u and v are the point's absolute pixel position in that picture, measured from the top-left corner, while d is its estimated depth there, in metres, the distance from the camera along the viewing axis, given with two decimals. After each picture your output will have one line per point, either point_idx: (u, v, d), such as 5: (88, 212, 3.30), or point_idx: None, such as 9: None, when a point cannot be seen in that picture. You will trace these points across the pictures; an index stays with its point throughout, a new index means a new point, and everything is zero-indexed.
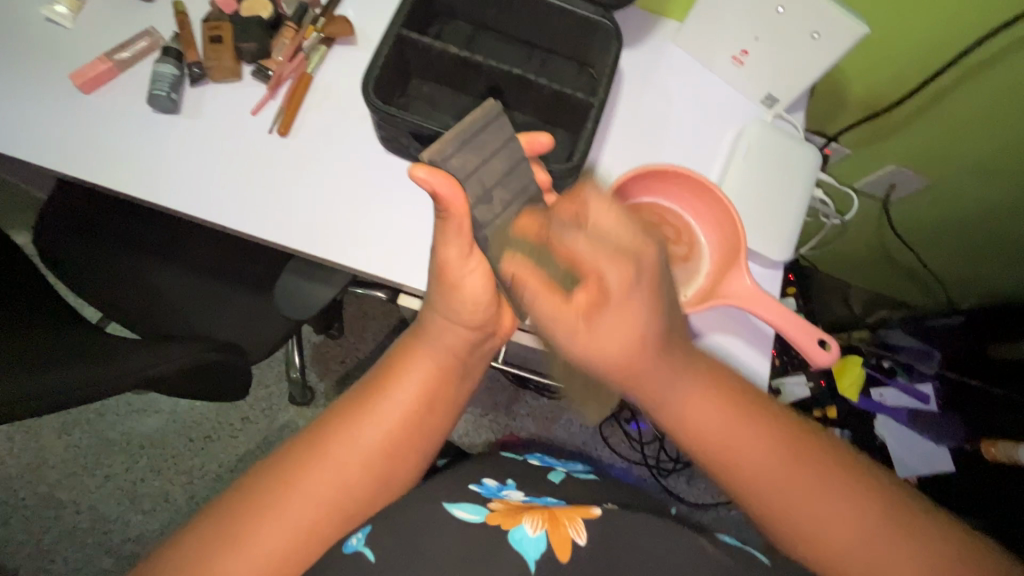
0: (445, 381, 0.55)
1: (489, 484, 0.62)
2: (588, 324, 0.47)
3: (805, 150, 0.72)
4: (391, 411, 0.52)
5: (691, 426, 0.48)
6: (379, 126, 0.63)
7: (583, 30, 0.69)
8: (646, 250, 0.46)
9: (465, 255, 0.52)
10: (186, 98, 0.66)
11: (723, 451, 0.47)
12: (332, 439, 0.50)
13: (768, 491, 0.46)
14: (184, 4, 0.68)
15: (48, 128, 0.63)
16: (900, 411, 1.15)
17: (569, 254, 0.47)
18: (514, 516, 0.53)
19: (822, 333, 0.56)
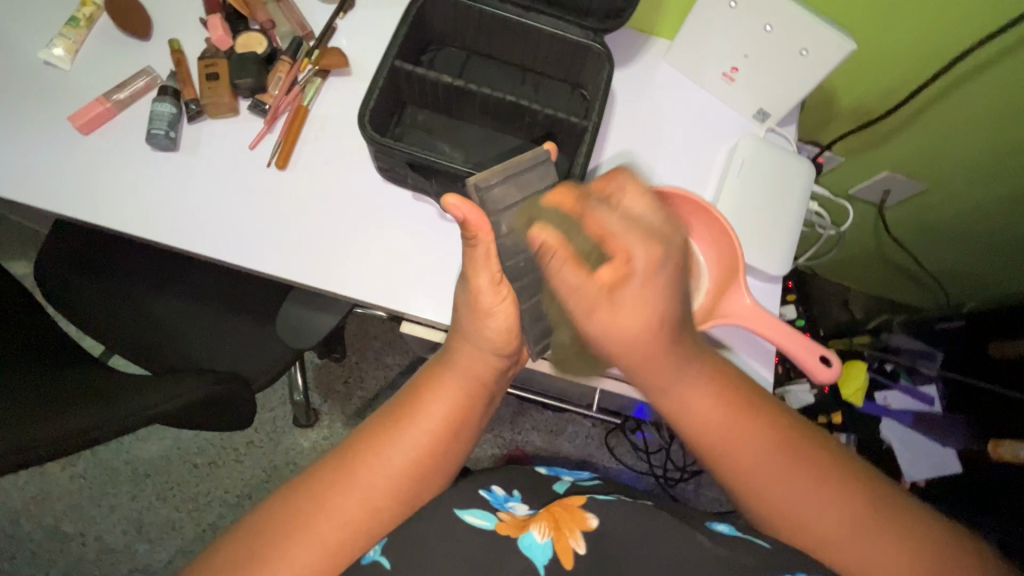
0: (473, 399, 0.57)
1: (495, 492, 0.61)
2: (611, 297, 0.52)
3: (800, 164, 0.73)
4: (423, 426, 0.54)
5: (694, 416, 0.54)
6: (376, 158, 0.63)
7: (576, 54, 0.70)
8: (672, 233, 0.50)
9: (500, 289, 0.58)
10: (184, 135, 0.67)
11: (721, 446, 0.53)
12: (369, 445, 0.52)
13: (779, 488, 0.50)
14: (180, 41, 0.69)
15: (49, 169, 0.64)
16: (904, 414, 1.16)
17: (601, 231, 0.51)
18: (520, 523, 0.54)
19: (824, 350, 0.56)
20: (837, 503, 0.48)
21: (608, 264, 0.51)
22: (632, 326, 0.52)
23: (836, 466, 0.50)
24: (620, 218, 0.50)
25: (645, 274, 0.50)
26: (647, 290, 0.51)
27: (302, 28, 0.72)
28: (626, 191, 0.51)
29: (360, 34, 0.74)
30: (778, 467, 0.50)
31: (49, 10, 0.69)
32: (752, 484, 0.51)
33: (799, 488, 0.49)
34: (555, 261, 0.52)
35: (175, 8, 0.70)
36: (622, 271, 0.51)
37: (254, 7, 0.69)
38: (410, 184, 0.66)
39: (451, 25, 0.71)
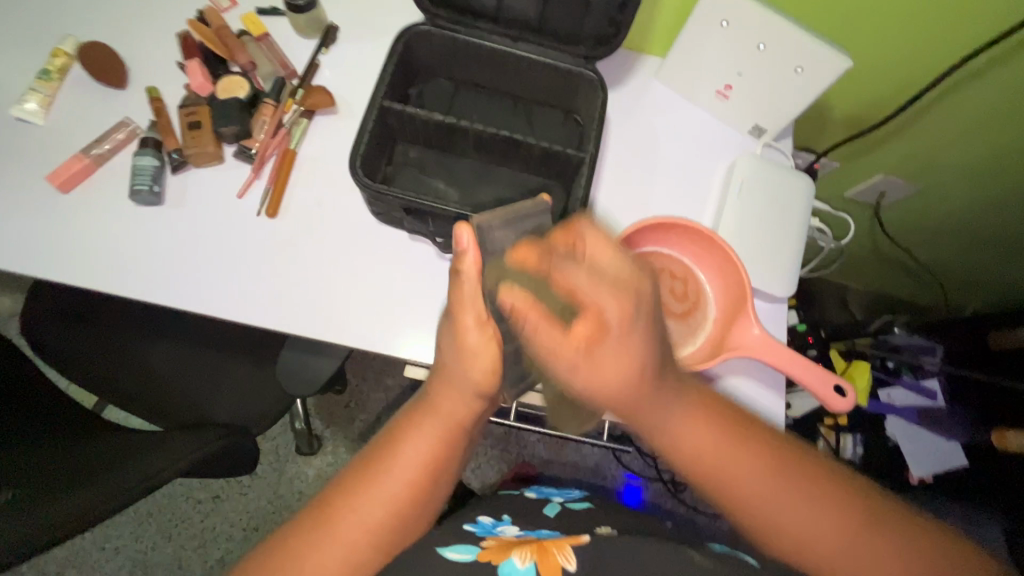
0: (451, 443, 0.54)
1: (484, 521, 0.63)
2: (588, 356, 0.48)
3: (799, 181, 0.72)
4: (399, 469, 0.52)
5: (680, 446, 0.50)
6: (370, 202, 0.61)
7: (567, 81, 0.68)
8: (642, 283, 0.47)
9: (488, 335, 0.51)
10: (169, 188, 0.64)
11: (702, 473, 0.49)
12: (342, 507, 0.50)
13: (760, 509, 0.47)
14: (159, 89, 0.67)
15: (29, 232, 0.61)
16: (910, 411, 1.15)
17: (569, 287, 0.48)
18: (504, 552, 0.51)
19: (838, 379, 0.55)
20: (821, 519, 0.46)
21: (579, 325, 0.47)
22: (607, 363, 0.48)
23: (818, 482, 0.47)
24: (587, 281, 0.47)
25: (621, 330, 0.46)
26: (636, 331, 0.47)
27: (284, 67, 0.70)
28: (592, 247, 0.48)
29: (345, 70, 0.72)
30: (762, 487, 0.47)
31: (17, 62, 0.66)
32: (728, 494, 0.48)
33: (786, 499, 0.47)
34: (527, 324, 0.48)
35: (153, 56, 0.68)
36: (598, 332, 0.47)
37: (234, 49, 0.68)
38: (406, 227, 0.64)
39: (437, 57, 0.69)
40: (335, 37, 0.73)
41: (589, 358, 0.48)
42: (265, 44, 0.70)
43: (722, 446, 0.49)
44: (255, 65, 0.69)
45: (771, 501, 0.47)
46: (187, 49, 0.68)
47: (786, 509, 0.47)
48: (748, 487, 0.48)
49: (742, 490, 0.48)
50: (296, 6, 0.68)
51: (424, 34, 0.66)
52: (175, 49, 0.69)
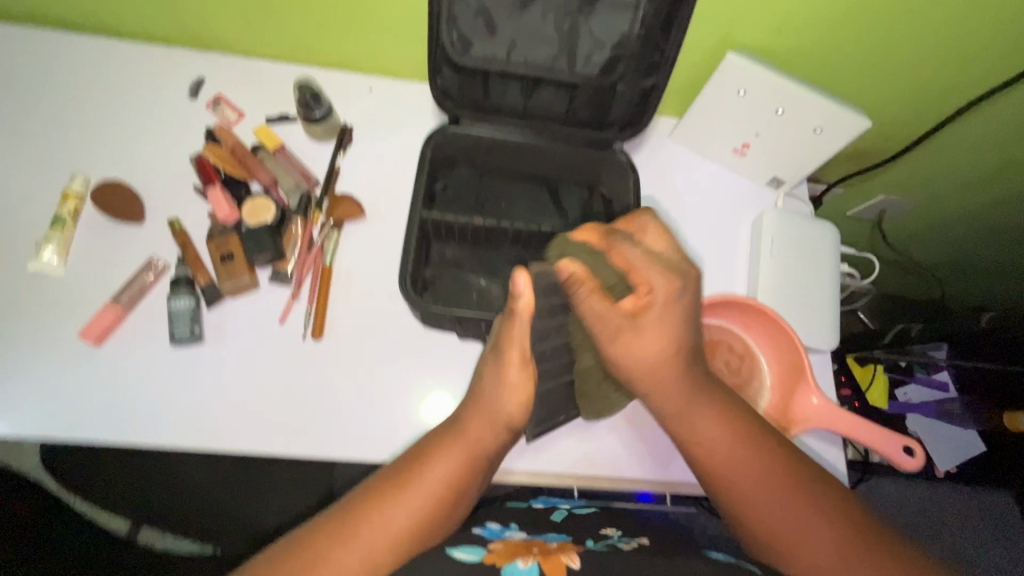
0: (479, 462, 0.51)
1: (490, 526, 0.60)
2: (634, 325, 0.49)
3: (826, 231, 0.74)
4: (427, 479, 0.49)
5: (711, 456, 0.50)
6: (423, 317, 0.63)
7: (595, 161, 0.68)
8: (690, 270, 0.50)
9: (523, 366, 0.51)
10: (207, 325, 0.62)
11: (728, 486, 0.50)
12: (361, 520, 0.46)
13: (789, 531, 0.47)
14: (180, 219, 0.65)
15: (68, 395, 0.58)
16: (927, 406, 1.10)
17: (622, 260, 0.50)
18: (509, 556, 0.48)
19: (906, 439, 0.57)
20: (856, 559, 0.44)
21: (629, 296, 0.49)
22: (650, 333, 0.49)
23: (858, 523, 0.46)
24: (643, 253, 0.49)
25: (666, 303, 0.48)
26: (669, 321, 0.49)
27: (306, 179, 0.68)
28: (649, 239, 0.52)
29: (366, 170, 0.70)
30: (794, 511, 0.47)
31: (27, 210, 0.63)
32: (751, 510, 0.49)
33: (780, 499, 0.48)
34: (581, 293, 0.49)
35: (170, 184, 0.66)
36: (641, 311, 0.49)
37: (254, 169, 0.66)
38: (457, 332, 0.65)
39: (461, 151, 0.68)
40: (351, 137, 0.71)
41: (637, 323, 0.49)
42: (283, 156, 0.68)
43: (732, 431, 0.50)
44: (277, 182, 0.67)
45: (773, 490, 0.48)
46: (203, 173, 0.65)
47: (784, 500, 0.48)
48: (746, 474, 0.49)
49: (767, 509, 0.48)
50: (313, 117, 0.67)
51: (450, 137, 0.66)
52: (191, 174, 0.66)
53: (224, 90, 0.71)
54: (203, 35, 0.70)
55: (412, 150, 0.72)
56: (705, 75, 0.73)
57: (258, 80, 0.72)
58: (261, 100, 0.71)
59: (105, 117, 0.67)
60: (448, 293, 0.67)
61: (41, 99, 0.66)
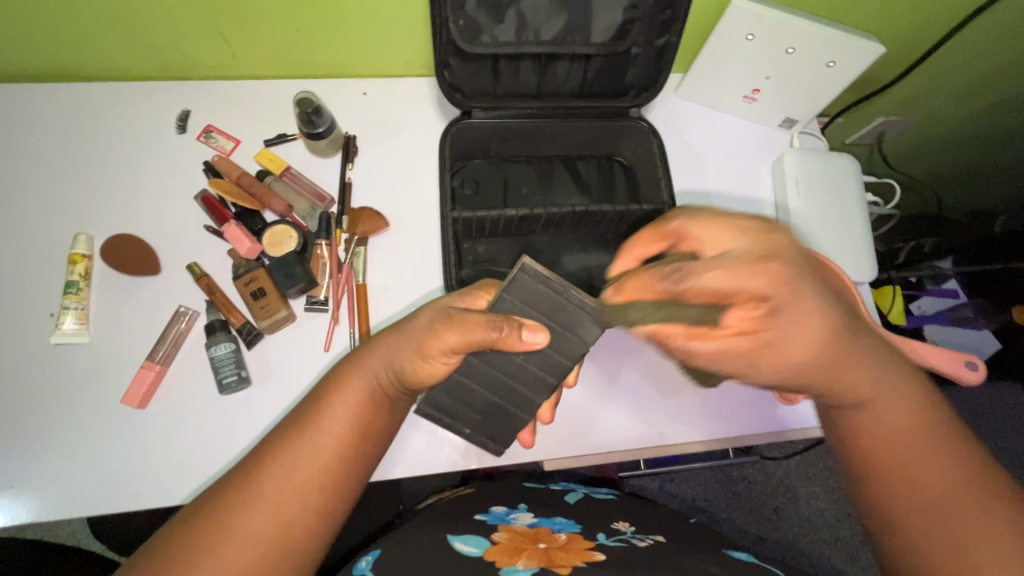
0: (382, 408, 0.47)
1: (496, 510, 0.58)
2: (763, 342, 0.39)
3: (846, 163, 0.74)
4: (322, 441, 0.43)
5: (875, 420, 0.43)
6: None
7: (613, 130, 0.66)
8: (775, 246, 0.38)
9: (450, 355, 0.45)
10: (252, 366, 0.59)
11: (884, 454, 0.43)
12: (269, 470, 0.42)
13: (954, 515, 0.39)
14: (199, 263, 0.62)
15: (121, 462, 0.56)
16: (940, 316, 1.09)
17: (704, 292, 0.37)
18: (511, 554, 0.46)
19: (969, 355, 0.58)
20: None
21: (739, 314, 0.39)
22: (797, 341, 0.39)
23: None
24: (722, 276, 0.37)
25: (790, 299, 0.38)
26: (805, 310, 0.39)
27: (320, 198, 0.65)
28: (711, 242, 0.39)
29: (378, 179, 0.67)
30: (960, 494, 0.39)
31: (37, 279, 0.60)
32: (909, 488, 0.41)
33: (942, 473, 0.40)
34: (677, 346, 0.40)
35: (179, 227, 0.63)
36: (774, 311, 0.38)
37: (266, 197, 0.63)
38: None
39: (475, 143, 0.66)
40: (357, 146, 0.68)
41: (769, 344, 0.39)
42: (291, 178, 0.65)
43: (908, 408, 0.43)
44: (291, 207, 0.64)
45: (906, 443, 0.42)
46: (213, 211, 0.62)
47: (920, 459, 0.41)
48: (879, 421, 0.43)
49: (925, 486, 0.41)
50: (316, 133, 0.63)
51: (463, 131, 0.64)
52: (200, 214, 0.63)
53: (213, 119, 0.67)
54: (181, 65, 0.66)
55: (421, 150, 0.69)
56: (706, 26, 0.71)
57: (247, 103, 0.68)
58: (255, 124, 0.67)
59: (98, 168, 0.63)
60: None
61: (28, 161, 0.63)
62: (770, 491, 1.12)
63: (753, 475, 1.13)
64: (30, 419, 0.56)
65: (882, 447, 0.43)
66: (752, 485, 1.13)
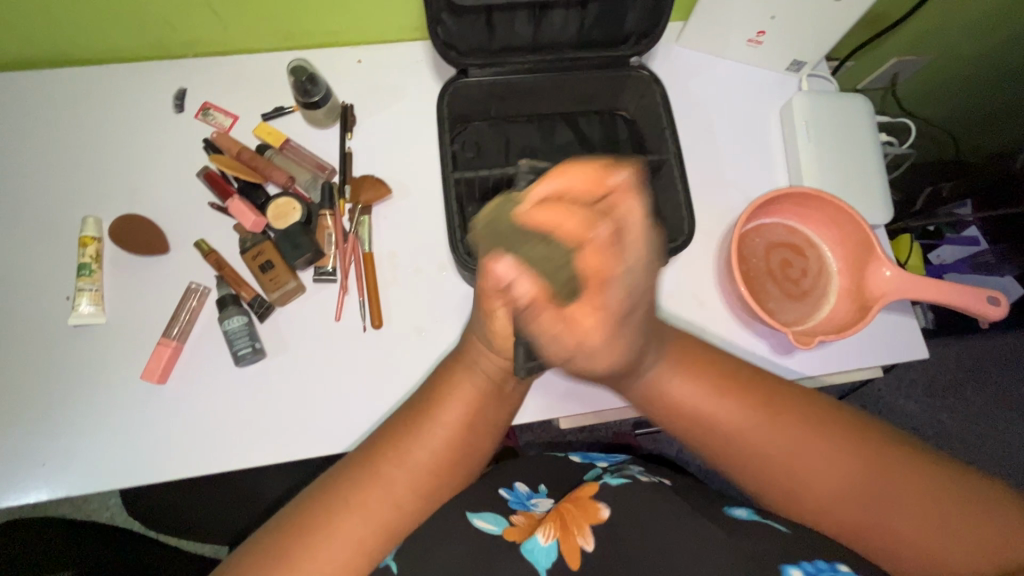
0: (491, 406, 0.51)
1: (519, 489, 0.57)
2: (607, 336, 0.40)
3: (858, 102, 0.71)
4: (421, 457, 0.47)
5: (671, 400, 0.49)
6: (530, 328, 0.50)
7: (613, 82, 0.65)
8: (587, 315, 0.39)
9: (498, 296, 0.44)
10: (266, 339, 0.60)
11: (691, 423, 0.48)
12: (382, 466, 0.46)
13: (770, 460, 0.45)
14: (206, 239, 0.62)
15: (143, 435, 0.57)
16: (961, 264, 1.09)
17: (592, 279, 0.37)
18: (529, 527, 0.49)
19: (991, 291, 0.56)
20: (846, 477, 0.43)
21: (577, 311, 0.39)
22: (611, 269, 0.37)
23: (852, 437, 0.44)
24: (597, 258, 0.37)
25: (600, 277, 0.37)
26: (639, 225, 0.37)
27: (322, 169, 0.65)
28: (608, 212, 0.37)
29: (378, 147, 0.67)
30: (789, 451, 0.45)
31: (53, 262, 0.61)
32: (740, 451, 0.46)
33: (747, 424, 0.46)
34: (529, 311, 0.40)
35: (184, 205, 0.63)
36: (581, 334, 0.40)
37: (267, 170, 0.63)
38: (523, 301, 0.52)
39: (474, 103, 0.65)
40: (354, 116, 0.67)
41: (586, 349, 0.40)
42: (291, 150, 0.65)
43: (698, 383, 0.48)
44: (293, 178, 0.64)
45: (808, 472, 0.44)
46: (217, 187, 0.62)
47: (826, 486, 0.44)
48: (758, 456, 0.46)
49: (748, 458, 0.46)
50: (313, 102, 0.63)
51: (461, 90, 0.62)
52: (204, 190, 0.63)
53: (210, 96, 0.66)
54: (174, 43, 0.66)
55: (419, 113, 0.68)
56: None
57: (243, 78, 0.67)
58: (251, 97, 0.67)
59: (100, 152, 0.64)
60: None
61: (33, 149, 0.63)
62: None
63: None
64: (55, 401, 0.57)
65: (764, 468, 0.45)
66: None
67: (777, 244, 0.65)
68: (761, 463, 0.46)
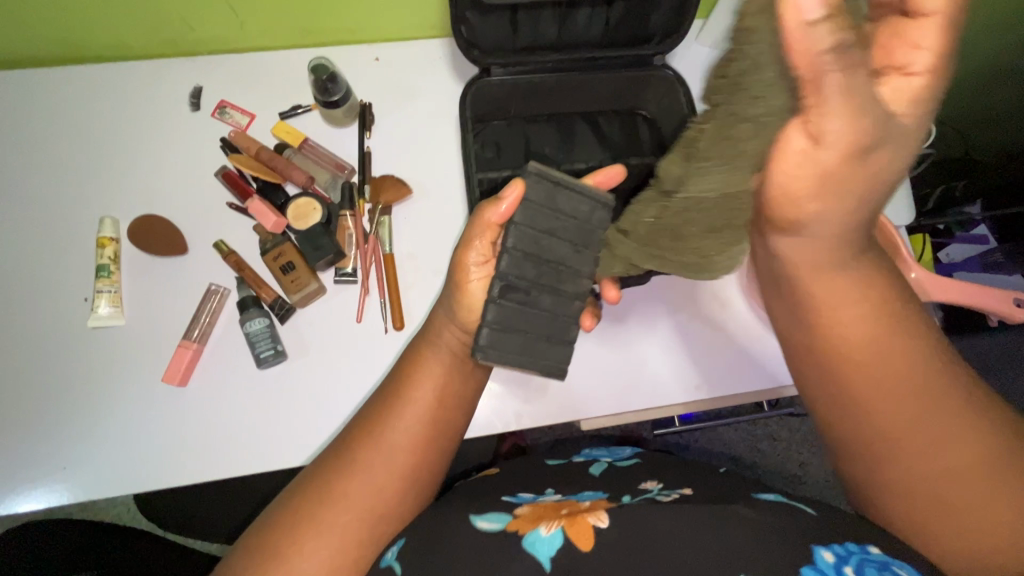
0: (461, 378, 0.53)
1: (523, 493, 0.53)
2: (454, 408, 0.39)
3: None
4: (398, 440, 0.48)
5: (830, 319, 0.45)
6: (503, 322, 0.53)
7: (635, 82, 0.64)
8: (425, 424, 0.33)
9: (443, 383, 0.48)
10: (286, 341, 0.59)
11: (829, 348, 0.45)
12: (360, 446, 0.48)
13: (887, 420, 0.42)
14: (225, 240, 0.61)
15: (162, 438, 0.57)
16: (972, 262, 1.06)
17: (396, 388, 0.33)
18: (534, 518, 0.46)
19: (1016, 293, 0.57)
20: (949, 447, 0.40)
21: None
22: None
23: (980, 425, 0.41)
24: None
25: None
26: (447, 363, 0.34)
27: (341, 168, 0.64)
28: None
29: (397, 147, 0.66)
30: (913, 411, 0.41)
31: (69, 264, 0.60)
32: (852, 394, 0.43)
33: (898, 365, 0.42)
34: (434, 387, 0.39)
35: (202, 206, 0.62)
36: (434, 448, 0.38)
37: (286, 170, 0.62)
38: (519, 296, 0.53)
39: (496, 102, 0.64)
40: (373, 115, 0.66)
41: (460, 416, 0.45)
42: (310, 150, 0.64)
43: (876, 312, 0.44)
44: (312, 178, 0.63)
45: (908, 435, 0.42)
46: (235, 187, 0.62)
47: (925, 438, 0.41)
48: (880, 401, 0.42)
49: (863, 395, 0.43)
50: (332, 102, 0.62)
51: (483, 89, 0.62)
52: (222, 190, 0.63)
53: (227, 95, 0.65)
54: (191, 41, 0.65)
55: (437, 112, 0.67)
56: None
57: (260, 76, 0.66)
58: (269, 96, 0.66)
59: (116, 151, 0.63)
60: None
61: (46, 148, 0.63)
62: (795, 446, 1.08)
63: (779, 431, 1.09)
64: (75, 404, 0.57)
65: (874, 422, 0.43)
66: (777, 440, 1.09)
67: None
68: (862, 394, 0.43)
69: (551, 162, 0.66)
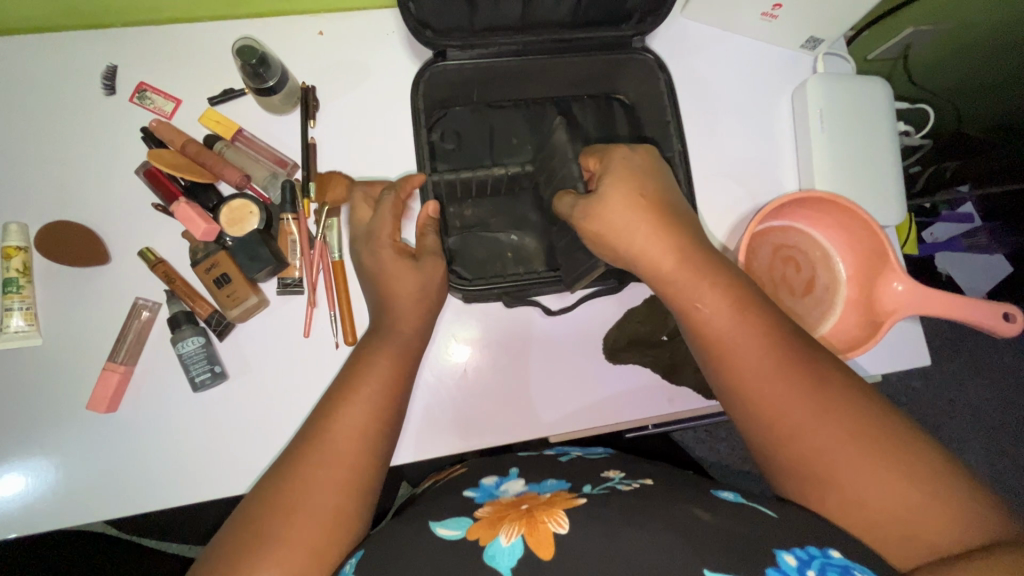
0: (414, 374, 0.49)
1: (484, 482, 0.47)
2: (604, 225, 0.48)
3: (874, 84, 0.65)
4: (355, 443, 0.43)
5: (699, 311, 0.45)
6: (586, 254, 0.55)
7: (611, 64, 0.57)
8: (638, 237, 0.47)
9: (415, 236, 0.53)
10: (226, 359, 0.54)
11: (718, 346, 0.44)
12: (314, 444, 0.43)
13: (782, 409, 0.41)
14: (153, 247, 0.55)
15: (93, 465, 0.52)
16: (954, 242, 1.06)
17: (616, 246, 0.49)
18: (494, 523, 0.39)
19: (1006, 305, 0.53)
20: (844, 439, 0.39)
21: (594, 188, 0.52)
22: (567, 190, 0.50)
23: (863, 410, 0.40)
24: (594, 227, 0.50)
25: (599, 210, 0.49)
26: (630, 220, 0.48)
27: (281, 164, 0.57)
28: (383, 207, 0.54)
29: (346, 135, 0.59)
30: (794, 396, 0.41)
31: None
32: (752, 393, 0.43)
33: (766, 357, 0.43)
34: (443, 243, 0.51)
35: (124, 208, 0.55)
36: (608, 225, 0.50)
37: (217, 167, 0.55)
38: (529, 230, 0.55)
39: (454, 88, 0.57)
40: (316, 98, 0.58)
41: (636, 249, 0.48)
42: (244, 142, 0.57)
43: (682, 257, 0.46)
44: (248, 176, 0.56)
45: (807, 423, 0.41)
46: (159, 187, 0.55)
47: (789, 400, 0.41)
48: (768, 392, 0.42)
49: (762, 401, 0.42)
50: (266, 88, 0.54)
51: (437, 73, 0.54)
52: (146, 190, 0.56)
53: (146, 75, 0.57)
54: (97, 11, 0.55)
55: (389, 95, 0.60)
56: None
57: (184, 53, 0.57)
58: (195, 78, 0.58)
59: (20, 143, 0.55)
60: (479, 258, 0.61)
61: None
62: None
63: None
64: None
65: (776, 415, 0.42)
66: None
67: (789, 252, 0.61)
68: (756, 392, 0.43)
69: (516, 154, 0.61)
